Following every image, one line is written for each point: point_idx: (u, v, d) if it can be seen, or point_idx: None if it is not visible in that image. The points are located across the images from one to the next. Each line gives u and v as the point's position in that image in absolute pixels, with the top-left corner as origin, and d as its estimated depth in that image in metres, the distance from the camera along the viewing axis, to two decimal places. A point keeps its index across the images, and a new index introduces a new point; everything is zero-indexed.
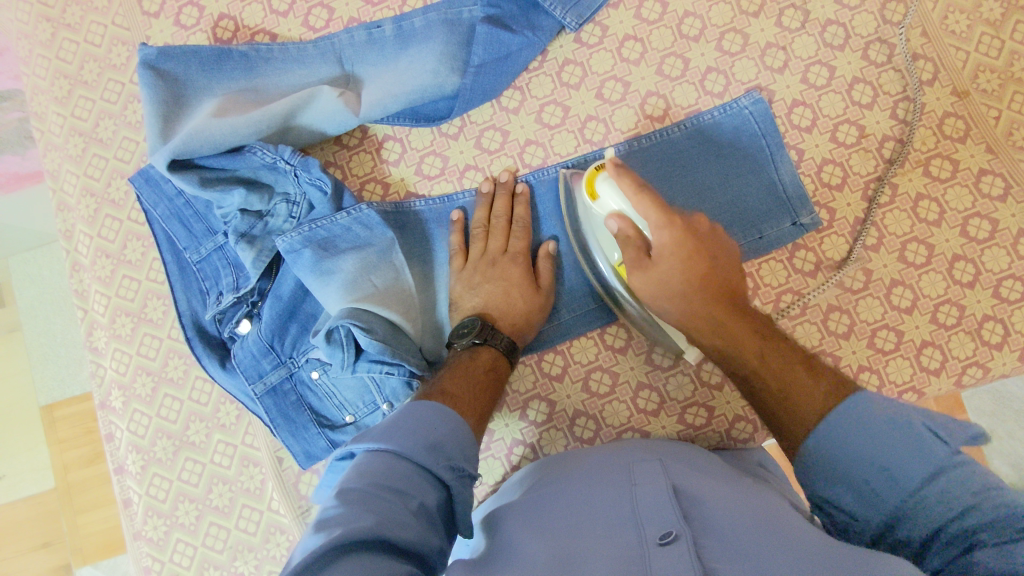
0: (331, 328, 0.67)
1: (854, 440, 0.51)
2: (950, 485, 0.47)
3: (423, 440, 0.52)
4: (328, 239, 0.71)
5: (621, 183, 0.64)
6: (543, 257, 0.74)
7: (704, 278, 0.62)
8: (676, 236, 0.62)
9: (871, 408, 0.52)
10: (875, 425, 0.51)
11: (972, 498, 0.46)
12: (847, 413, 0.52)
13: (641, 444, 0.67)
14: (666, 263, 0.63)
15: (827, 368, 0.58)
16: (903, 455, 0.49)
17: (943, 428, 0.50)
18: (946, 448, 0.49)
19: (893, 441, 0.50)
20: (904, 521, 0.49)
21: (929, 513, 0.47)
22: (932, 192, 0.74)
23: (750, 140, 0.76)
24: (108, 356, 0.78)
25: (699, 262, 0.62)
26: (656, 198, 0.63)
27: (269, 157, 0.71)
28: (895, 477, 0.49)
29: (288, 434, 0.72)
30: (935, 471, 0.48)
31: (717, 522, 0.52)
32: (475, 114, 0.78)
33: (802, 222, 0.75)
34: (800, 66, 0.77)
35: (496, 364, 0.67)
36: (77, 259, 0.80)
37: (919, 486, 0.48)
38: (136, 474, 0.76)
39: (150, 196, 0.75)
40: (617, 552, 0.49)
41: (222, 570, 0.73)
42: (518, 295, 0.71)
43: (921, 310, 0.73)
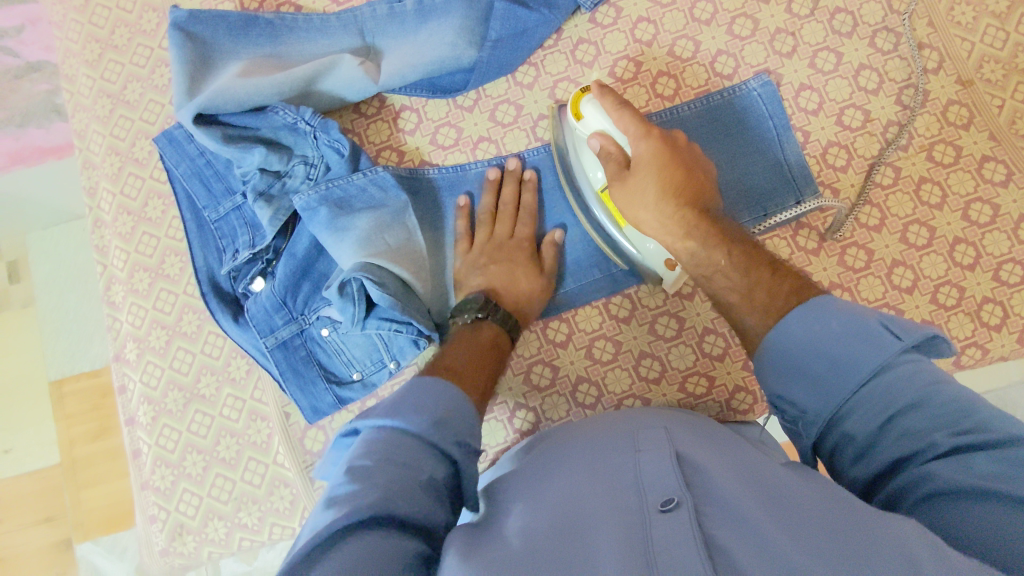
0: (344, 281, 0.69)
1: (811, 336, 0.53)
2: (895, 383, 0.49)
3: (429, 414, 0.51)
4: (344, 199, 0.73)
5: (603, 101, 0.68)
6: (548, 244, 0.77)
7: (677, 186, 0.66)
8: (652, 144, 0.66)
9: (829, 309, 0.54)
10: (831, 323, 0.53)
11: (918, 396, 0.47)
12: (808, 309, 0.55)
13: (645, 414, 0.66)
14: (642, 170, 0.66)
15: (791, 273, 0.61)
16: (854, 353, 0.51)
17: (900, 325, 0.51)
18: (897, 343, 0.50)
19: (844, 335, 0.52)
20: (851, 415, 0.50)
21: (872, 410, 0.49)
22: (935, 176, 0.76)
23: (757, 122, 0.78)
24: (124, 310, 0.80)
25: (673, 171, 0.66)
26: (635, 112, 0.68)
27: (290, 117, 0.73)
28: (843, 370, 0.51)
29: (297, 389, 0.74)
30: (880, 367, 0.50)
31: (723, 489, 0.49)
32: (490, 87, 0.81)
33: (805, 201, 0.76)
34: (808, 51, 0.79)
35: (498, 340, 0.68)
36: (99, 216, 0.82)
37: (862, 384, 0.50)
38: (146, 425, 0.78)
39: (172, 155, 0.77)
40: (617, 518, 0.47)
41: (226, 521, 0.75)
42: (521, 275, 0.74)
43: (921, 291, 0.74)
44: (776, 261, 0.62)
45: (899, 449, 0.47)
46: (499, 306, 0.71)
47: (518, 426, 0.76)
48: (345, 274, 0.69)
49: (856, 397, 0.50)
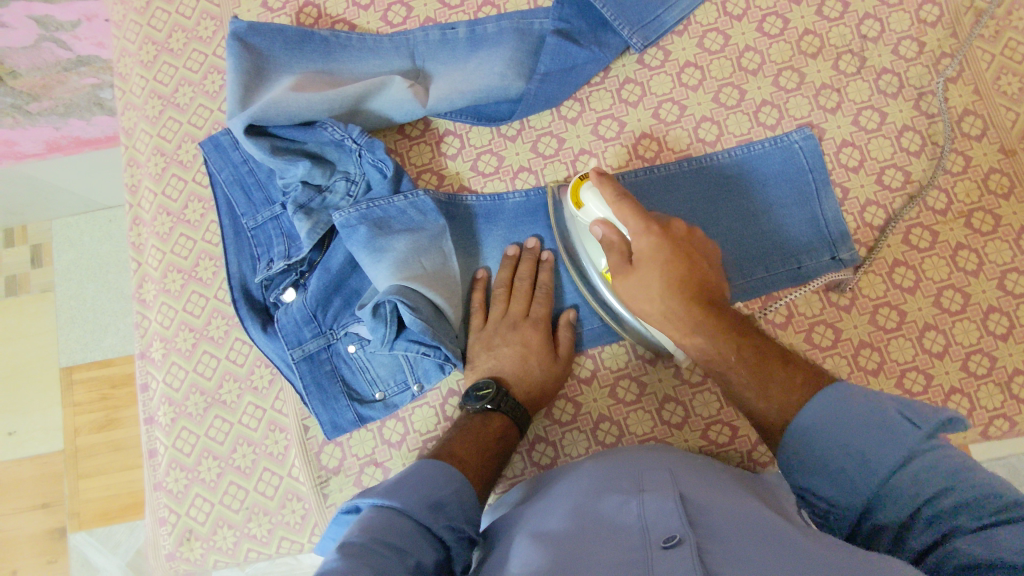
0: (378, 302, 0.69)
1: (832, 429, 0.54)
2: (922, 471, 0.50)
3: (423, 499, 0.54)
4: (383, 219, 0.74)
5: (602, 190, 0.66)
6: (564, 326, 0.76)
7: (683, 279, 0.63)
8: (655, 242, 0.63)
9: (846, 400, 0.55)
10: (849, 419, 0.54)
11: (946, 482, 0.49)
12: (824, 407, 0.55)
13: (648, 452, 0.66)
14: (643, 267, 0.64)
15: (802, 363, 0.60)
16: (876, 446, 0.52)
17: (919, 412, 0.53)
18: (918, 431, 0.51)
19: (864, 428, 0.53)
20: (881, 504, 0.52)
21: (901, 500, 0.50)
22: (973, 243, 0.75)
23: (798, 174, 0.78)
24: (154, 309, 0.81)
25: (677, 264, 0.63)
26: (635, 205, 0.65)
27: (338, 134, 0.74)
28: (868, 463, 0.52)
29: (319, 403, 0.73)
30: (907, 456, 0.51)
31: (726, 531, 0.49)
32: (535, 119, 0.82)
33: (840, 257, 0.76)
34: (852, 108, 0.80)
35: (506, 433, 0.69)
36: (138, 214, 0.84)
37: (893, 473, 0.51)
38: (165, 426, 0.78)
39: (217, 161, 0.78)
40: (620, 556, 0.47)
41: (235, 530, 0.75)
42: (534, 361, 0.72)
43: (952, 357, 0.73)
44: (784, 351, 0.61)
45: (930, 536, 0.48)
46: (509, 394, 0.70)
47: (536, 459, 0.75)
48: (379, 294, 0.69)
49: (887, 484, 0.51)
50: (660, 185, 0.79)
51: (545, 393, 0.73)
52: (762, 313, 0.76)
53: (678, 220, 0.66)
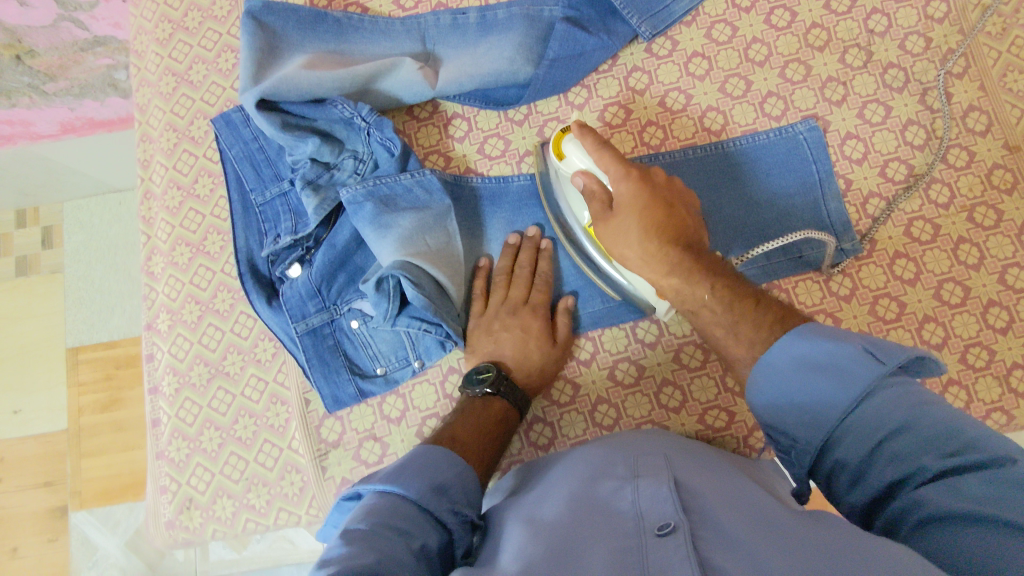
0: (382, 277, 0.70)
1: (794, 372, 0.54)
2: (883, 407, 0.49)
3: (428, 482, 0.54)
4: (390, 196, 0.75)
5: (583, 141, 0.67)
6: (562, 312, 0.76)
7: (660, 223, 0.64)
8: (634, 187, 0.65)
9: (812, 338, 0.54)
10: (814, 356, 0.53)
11: (907, 418, 0.47)
12: (790, 347, 0.55)
13: (645, 438, 0.66)
14: (623, 212, 0.65)
15: (773, 302, 0.60)
16: (838, 384, 0.51)
17: (884, 349, 0.51)
18: (880, 367, 0.50)
19: (825, 364, 0.52)
20: (840, 442, 0.51)
21: (862, 438, 0.49)
22: (974, 237, 0.76)
23: (802, 164, 0.79)
24: (162, 281, 0.82)
25: (655, 209, 0.64)
26: (616, 154, 0.66)
27: (347, 112, 0.75)
28: (829, 400, 0.51)
29: (320, 377, 0.74)
30: (867, 393, 0.50)
31: (721, 517, 0.49)
32: (542, 104, 0.83)
33: (843, 247, 0.76)
34: (857, 101, 0.80)
35: (507, 415, 0.69)
36: (149, 188, 0.85)
37: (853, 407, 0.50)
38: (169, 396, 0.79)
39: (228, 137, 0.80)
40: (616, 544, 0.48)
41: (234, 500, 0.75)
42: (534, 346, 0.73)
43: (951, 349, 0.74)
44: (758, 291, 0.61)
45: (889, 476, 0.47)
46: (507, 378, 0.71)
47: (534, 439, 0.76)
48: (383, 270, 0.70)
49: (847, 422, 0.50)
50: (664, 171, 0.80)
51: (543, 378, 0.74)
52: None
53: (658, 169, 0.68)
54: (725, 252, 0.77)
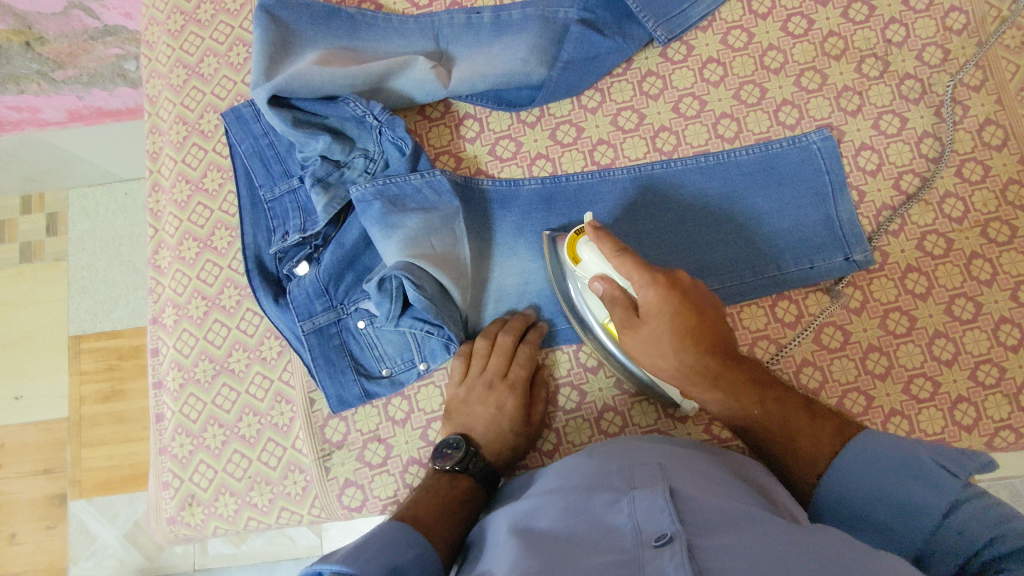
0: (384, 277, 0.70)
1: (871, 484, 0.57)
2: (967, 522, 0.52)
3: (384, 561, 0.52)
4: (399, 196, 0.74)
5: (601, 247, 0.65)
6: (540, 387, 0.75)
7: (694, 332, 0.62)
8: (663, 295, 0.61)
9: (882, 445, 0.58)
10: (883, 461, 0.57)
11: (989, 531, 0.50)
12: (856, 452, 0.59)
13: (640, 444, 0.65)
14: (653, 324, 0.62)
15: (827, 411, 0.63)
16: (920, 498, 0.55)
17: (957, 461, 0.55)
18: (956, 481, 0.54)
19: (897, 476, 0.56)
20: (932, 556, 0.53)
21: (951, 553, 0.52)
22: (988, 253, 0.75)
23: (815, 174, 0.78)
24: (169, 275, 0.82)
25: (687, 316, 0.61)
26: (638, 259, 0.63)
27: (360, 110, 0.75)
28: (912, 517, 0.55)
29: (326, 376, 0.74)
30: (953, 506, 0.53)
31: (715, 526, 0.50)
32: (555, 107, 0.82)
33: (854, 258, 0.76)
34: (873, 112, 0.80)
35: (475, 492, 0.68)
36: (157, 180, 0.84)
37: (940, 521, 0.54)
38: (173, 391, 0.79)
39: (238, 132, 0.79)
40: (612, 556, 0.48)
41: (236, 498, 0.75)
42: (507, 425, 0.72)
43: (961, 365, 0.73)
44: (806, 398, 0.64)
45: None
46: (476, 453, 0.70)
47: (539, 445, 0.76)
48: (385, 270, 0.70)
49: (936, 535, 0.54)
50: (677, 179, 0.79)
51: (514, 454, 0.73)
52: (772, 312, 0.76)
53: (682, 270, 0.64)
54: (735, 261, 0.77)
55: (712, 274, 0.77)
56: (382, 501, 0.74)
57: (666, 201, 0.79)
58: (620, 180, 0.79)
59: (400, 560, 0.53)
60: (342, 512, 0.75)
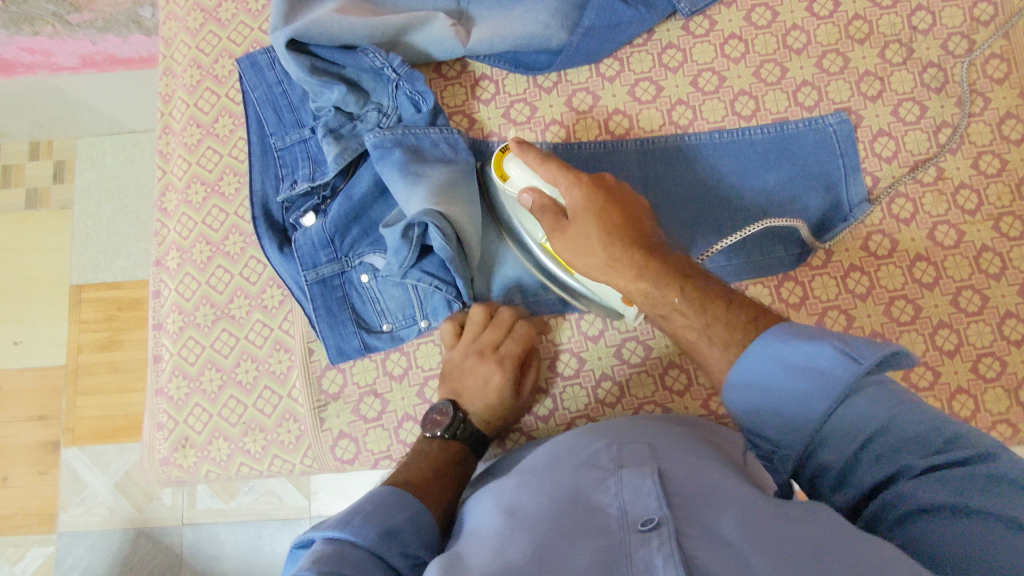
0: (409, 225, 0.69)
1: (766, 377, 0.51)
2: (865, 407, 0.48)
3: (377, 526, 0.52)
4: (417, 148, 0.74)
5: (526, 156, 0.68)
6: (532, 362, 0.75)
7: (621, 226, 0.64)
8: (586, 194, 0.65)
9: (787, 339, 0.51)
10: (792, 359, 0.50)
11: (889, 416, 0.47)
12: (761, 350, 0.52)
13: (632, 425, 0.64)
14: (579, 219, 0.65)
15: (746, 303, 0.58)
16: (815, 388, 0.49)
17: (858, 346, 0.49)
18: (856, 368, 0.48)
19: (801, 369, 0.50)
20: (824, 445, 0.49)
21: (845, 439, 0.48)
22: (998, 247, 0.75)
23: (829, 156, 0.77)
24: (174, 219, 0.81)
25: (612, 215, 0.64)
26: (559, 165, 0.66)
27: (378, 62, 0.75)
28: (802, 405, 0.49)
29: (326, 327, 0.74)
30: (849, 391, 0.48)
31: (702, 509, 0.48)
32: (572, 74, 0.81)
33: (852, 217, 0.76)
34: (893, 99, 0.79)
35: (463, 454, 0.68)
36: (168, 123, 0.84)
37: (835, 406, 0.48)
38: (173, 333, 0.79)
39: (252, 79, 0.79)
40: (597, 540, 0.46)
41: (230, 443, 0.75)
42: (494, 395, 0.71)
43: (962, 357, 0.73)
44: (727, 291, 0.59)
45: (880, 473, 0.47)
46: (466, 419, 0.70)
47: (535, 410, 0.75)
48: (411, 219, 0.67)
49: (829, 422, 0.49)
50: (691, 154, 0.79)
51: (502, 420, 0.73)
52: (777, 292, 0.76)
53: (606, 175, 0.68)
54: (744, 237, 0.76)
55: (718, 252, 0.76)
56: (375, 455, 0.74)
57: (678, 174, 0.78)
58: (632, 150, 0.79)
59: (396, 523, 0.53)
60: (334, 463, 0.75)
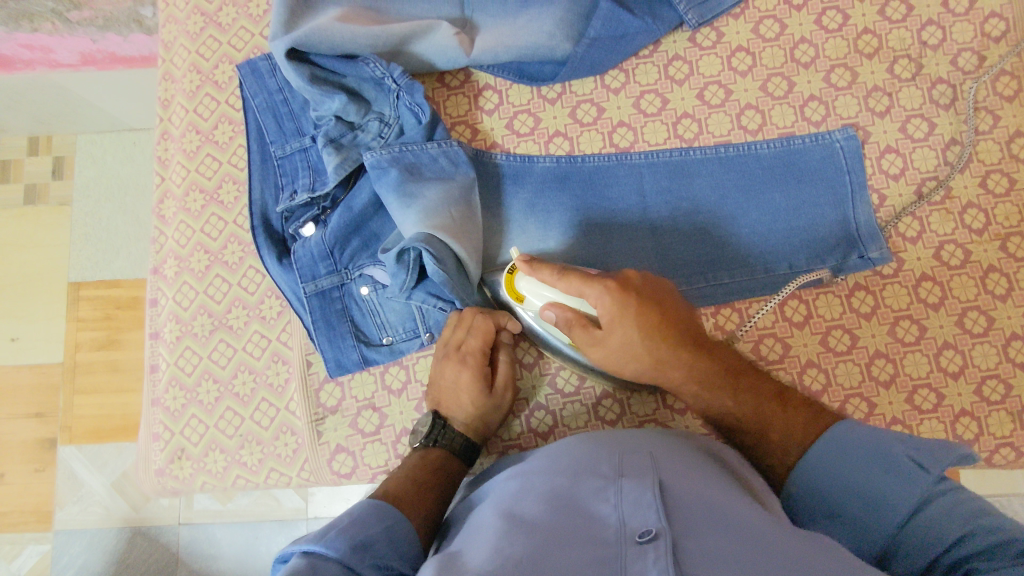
0: (403, 250, 0.68)
1: (838, 479, 0.56)
2: (936, 517, 0.50)
3: (348, 538, 0.51)
4: (415, 165, 0.72)
5: (541, 274, 0.66)
6: (503, 358, 0.74)
7: (660, 329, 0.62)
8: (617, 304, 0.62)
9: (855, 439, 0.56)
10: (854, 456, 0.55)
11: (961, 528, 0.47)
12: (823, 451, 0.57)
13: (637, 434, 0.64)
14: (614, 333, 0.63)
15: (800, 401, 0.62)
16: (889, 494, 0.53)
17: (928, 453, 0.53)
18: (927, 476, 0.52)
19: (870, 476, 0.54)
20: (898, 554, 0.51)
21: (920, 551, 0.50)
22: (1005, 267, 0.74)
23: (836, 173, 0.77)
24: (172, 226, 0.80)
25: (648, 316, 0.62)
26: (582, 274, 0.64)
27: (379, 71, 0.74)
28: (875, 517, 0.53)
29: (325, 340, 0.73)
30: (920, 504, 0.51)
31: (700, 523, 0.48)
32: (577, 85, 0.80)
33: (869, 256, 0.74)
34: (901, 115, 0.78)
35: (446, 462, 0.68)
36: (167, 128, 0.83)
37: (904, 520, 0.51)
38: (169, 343, 0.78)
39: (252, 85, 0.78)
40: (594, 550, 0.46)
41: (226, 455, 0.75)
42: (465, 393, 0.70)
43: (967, 379, 0.72)
44: (780, 389, 0.63)
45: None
46: (445, 424, 0.70)
47: (533, 425, 0.75)
48: (405, 243, 0.67)
49: (902, 532, 0.51)
50: (697, 167, 0.78)
51: (486, 421, 0.72)
52: (781, 312, 0.74)
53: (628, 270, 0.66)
54: (747, 254, 0.76)
55: (723, 270, 0.75)
56: (372, 469, 0.74)
57: (683, 188, 0.77)
58: (636, 163, 0.78)
59: (369, 535, 0.53)
60: (331, 477, 0.74)
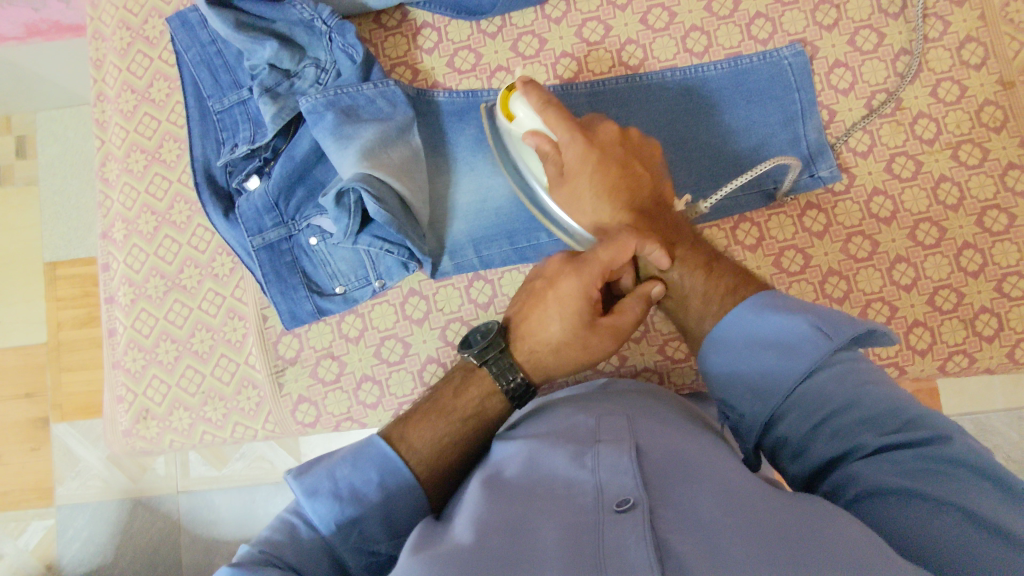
0: (343, 190, 0.66)
1: (742, 352, 0.55)
2: (828, 381, 0.51)
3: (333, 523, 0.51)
4: (352, 107, 0.71)
5: (529, 98, 0.65)
6: (637, 295, 0.61)
7: (615, 188, 0.64)
8: (582, 152, 0.63)
9: (763, 312, 0.55)
10: (760, 334, 0.55)
11: (851, 399, 0.50)
12: (740, 321, 0.56)
13: (612, 396, 0.62)
14: (577, 176, 0.64)
15: (728, 269, 0.62)
16: (786, 363, 0.53)
17: (834, 325, 0.52)
18: (831, 342, 0.51)
19: (774, 340, 0.54)
20: (785, 419, 0.52)
21: (806, 411, 0.51)
22: (956, 175, 0.73)
23: (783, 89, 0.75)
24: (117, 189, 0.79)
25: (608, 172, 0.64)
26: (561, 112, 0.64)
27: (307, 13, 0.72)
28: (771, 382, 0.53)
29: (277, 292, 0.73)
30: (815, 367, 0.52)
31: (680, 487, 0.45)
32: (517, 17, 0.78)
33: (819, 174, 0.74)
34: (850, 27, 0.76)
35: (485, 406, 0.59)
36: (102, 90, 0.81)
37: (801, 383, 0.52)
38: (125, 306, 0.78)
39: (184, 39, 0.75)
40: (570, 519, 0.43)
41: (190, 412, 0.75)
42: (551, 314, 0.60)
43: (920, 290, 0.72)
44: (709, 257, 0.63)
45: (836, 447, 0.49)
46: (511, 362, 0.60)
47: None
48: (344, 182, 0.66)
49: (794, 397, 0.52)
50: (642, 95, 0.76)
51: (543, 360, 0.62)
52: (732, 235, 0.74)
53: (609, 124, 0.66)
54: (697, 180, 0.75)
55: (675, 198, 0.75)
56: (335, 417, 0.75)
57: (629, 116, 0.76)
58: (580, 95, 0.76)
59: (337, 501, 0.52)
60: (297, 427, 0.75)
